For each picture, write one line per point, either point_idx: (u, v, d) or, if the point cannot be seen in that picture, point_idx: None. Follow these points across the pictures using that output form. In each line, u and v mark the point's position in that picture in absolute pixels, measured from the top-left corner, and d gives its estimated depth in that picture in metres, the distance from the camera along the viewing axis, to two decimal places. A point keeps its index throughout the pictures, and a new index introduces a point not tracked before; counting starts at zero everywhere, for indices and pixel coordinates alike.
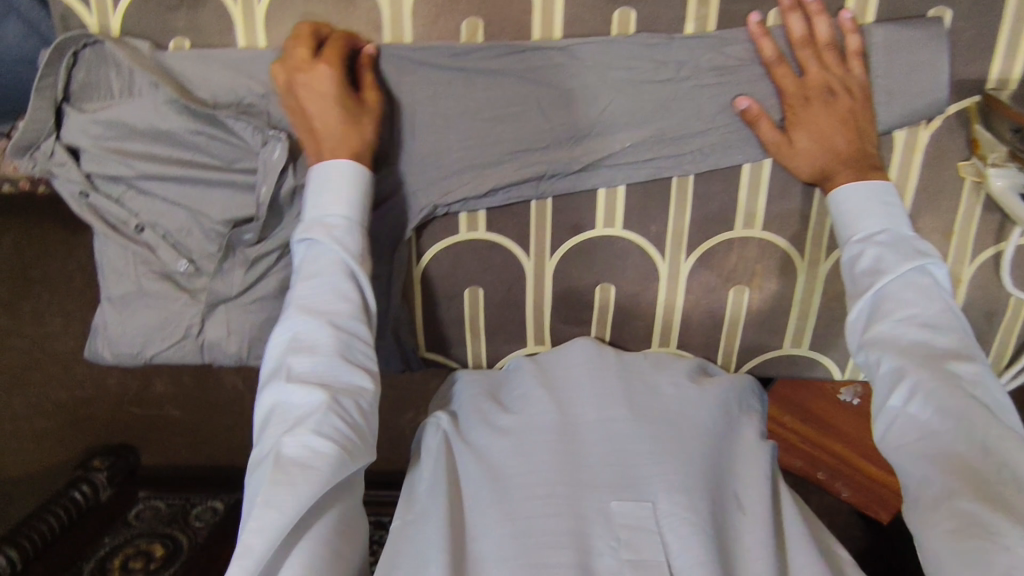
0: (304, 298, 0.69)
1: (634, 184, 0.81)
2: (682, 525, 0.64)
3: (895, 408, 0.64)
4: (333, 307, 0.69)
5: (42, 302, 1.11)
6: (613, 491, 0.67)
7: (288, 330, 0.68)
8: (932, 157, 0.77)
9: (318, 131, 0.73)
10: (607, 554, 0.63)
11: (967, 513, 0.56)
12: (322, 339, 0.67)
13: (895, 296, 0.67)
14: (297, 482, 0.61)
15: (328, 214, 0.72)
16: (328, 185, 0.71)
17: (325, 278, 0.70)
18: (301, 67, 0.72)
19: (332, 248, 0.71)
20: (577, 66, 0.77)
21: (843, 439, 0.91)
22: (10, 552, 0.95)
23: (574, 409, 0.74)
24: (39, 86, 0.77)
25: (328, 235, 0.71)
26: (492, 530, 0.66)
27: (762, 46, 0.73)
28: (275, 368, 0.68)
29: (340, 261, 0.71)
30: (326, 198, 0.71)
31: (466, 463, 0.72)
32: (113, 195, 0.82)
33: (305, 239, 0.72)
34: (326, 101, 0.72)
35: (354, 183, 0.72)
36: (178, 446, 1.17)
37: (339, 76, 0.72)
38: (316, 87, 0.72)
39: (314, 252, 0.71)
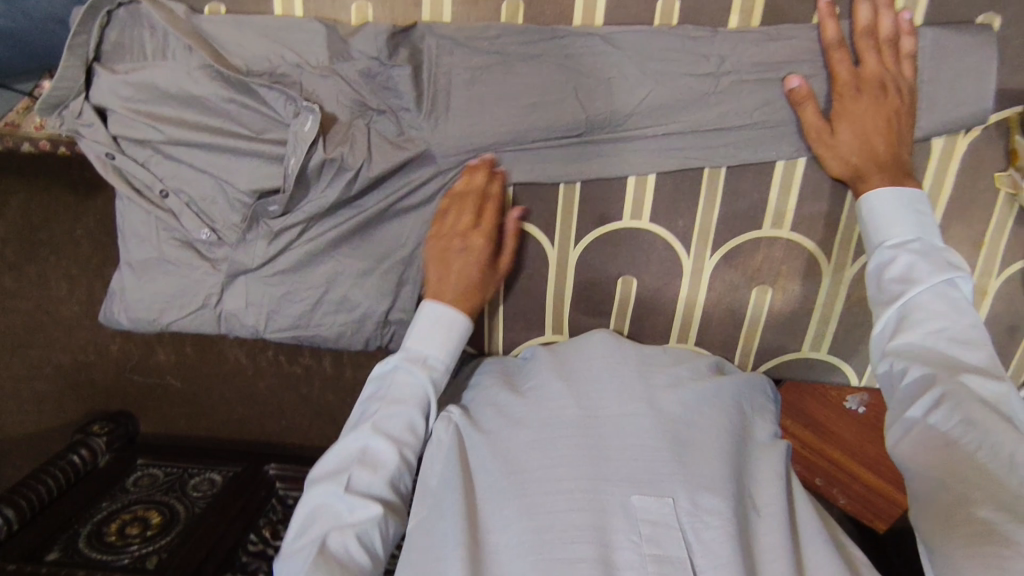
0: (382, 419, 0.74)
1: (664, 176, 0.80)
2: (704, 527, 0.64)
3: (915, 418, 0.62)
4: (402, 433, 0.74)
5: (49, 266, 1.07)
6: (635, 485, 0.66)
7: (361, 442, 0.73)
8: (968, 166, 0.77)
9: (451, 274, 0.79)
10: (628, 547, 0.63)
11: (986, 521, 0.55)
12: (388, 460, 0.72)
13: (925, 306, 0.65)
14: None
15: (428, 353, 0.78)
16: (437, 327, 0.78)
17: (406, 405, 0.75)
18: (464, 215, 0.79)
19: (421, 382, 0.77)
20: (617, 54, 0.76)
21: (842, 447, 0.92)
22: (9, 513, 0.95)
23: (594, 402, 0.73)
24: (72, 43, 0.77)
25: (421, 369, 0.77)
26: (511, 523, 0.66)
27: (827, 27, 0.72)
28: (337, 471, 0.72)
29: (420, 393, 0.76)
30: (432, 338, 0.78)
31: (483, 453, 0.72)
32: (139, 158, 0.82)
33: (392, 365, 0.78)
34: (470, 265, 0.79)
35: (453, 333, 0.78)
36: (183, 415, 1.17)
37: (487, 241, 0.80)
38: (466, 239, 0.79)
39: (402, 378, 0.77)
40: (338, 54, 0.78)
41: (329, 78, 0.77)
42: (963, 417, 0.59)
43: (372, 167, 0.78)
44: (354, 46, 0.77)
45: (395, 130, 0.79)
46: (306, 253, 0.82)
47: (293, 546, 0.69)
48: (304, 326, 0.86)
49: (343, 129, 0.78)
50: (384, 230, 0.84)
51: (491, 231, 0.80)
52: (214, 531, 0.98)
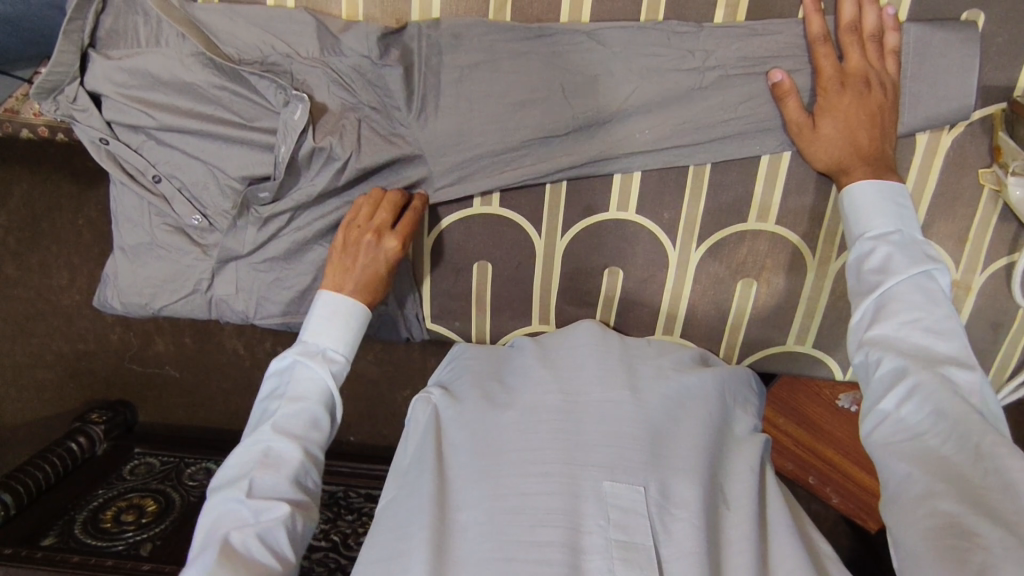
0: (281, 417, 0.72)
1: (650, 169, 0.81)
2: (672, 518, 0.65)
3: (886, 410, 0.63)
4: (305, 430, 0.73)
5: (50, 253, 1.09)
6: (607, 471, 0.66)
7: (260, 443, 0.71)
8: (952, 162, 0.77)
9: (358, 264, 0.78)
10: (596, 532, 0.63)
11: (946, 513, 0.55)
12: (291, 458, 0.70)
13: (901, 295, 0.66)
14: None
15: (326, 346, 0.77)
16: (334, 318, 0.77)
17: (305, 402, 0.74)
18: (381, 218, 0.78)
19: (320, 375, 0.76)
20: (603, 50, 0.77)
21: (836, 445, 0.94)
22: (5, 497, 0.96)
23: (574, 387, 0.74)
24: (67, 29, 0.78)
25: (320, 365, 0.76)
26: (482, 503, 0.66)
27: (811, 21, 0.73)
28: (238, 477, 0.69)
29: (321, 387, 0.75)
30: (329, 330, 0.77)
31: (461, 436, 0.73)
32: (133, 144, 0.83)
33: (291, 362, 0.76)
34: (378, 261, 0.78)
35: (351, 322, 0.78)
36: (177, 403, 1.18)
37: (400, 246, 0.79)
38: (379, 239, 0.78)
39: (300, 374, 0.76)
40: (328, 45, 0.78)
41: (318, 69, 0.78)
42: (930, 410, 0.60)
43: (360, 159, 0.79)
44: (346, 40, 0.78)
45: (383, 119, 0.80)
46: (294, 242, 0.83)
47: (192, 560, 0.65)
48: (293, 314, 0.87)
49: (333, 119, 0.79)
50: None
51: (404, 237, 0.79)
52: None
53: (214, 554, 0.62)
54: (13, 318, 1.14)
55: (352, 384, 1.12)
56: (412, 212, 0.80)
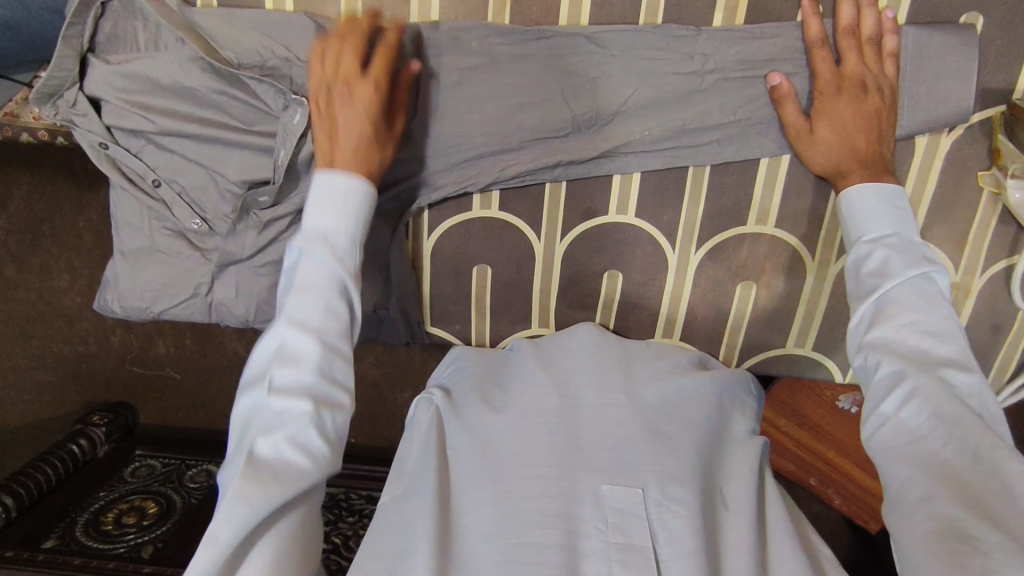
0: (294, 309, 0.66)
1: (649, 173, 0.81)
2: (672, 516, 0.65)
3: (886, 413, 0.63)
4: (321, 323, 0.66)
5: (50, 256, 1.10)
6: (605, 474, 0.67)
7: (276, 338, 0.65)
8: (951, 165, 0.77)
9: (339, 126, 0.70)
10: (594, 535, 0.63)
11: (945, 517, 0.55)
12: (309, 353, 0.64)
13: (898, 298, 0.66)
14: (266, 489, 0.59)
15: (330, 228, 0.68)
16: (335, 198, 0.68)
17: (317, 292, 0.66)
18: (347, 70, 0.70)
19: (329, 263, 0.67)
20: (602, 54, 0.77)
21: (837, 447, 0.96)
22: (8, 501, 0.96)
23: (573, 391, 0.74)
24: (66, 34, 0.78)
25: (326, 249, 0.67)
26: (483, 507, 0.66)
27: (809, 25, 0.73)
28: (261, 374, 0.65)
29: (333, 275, 0.67)
30: (332, 210, 0.68)
31: (461, 440, 0.73)
32: (132, 148, 0.83)
33: (298, 249, 0.68)
34: (358, 118, 0.70)
35: (357, 200, 0.69)
36: (178, 405, 1.18)
37: (378, 95, 0.70)
38: (353, 97, 0.70)
39: (309, 263, 0.68)
40: None
41: None
42: (929, 412, 0.60)
43: None
44: None
45: None
46: None
47: (232, 456, 0.64)
48: None
49: None
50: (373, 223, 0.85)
51: (380, 81, 0.70)
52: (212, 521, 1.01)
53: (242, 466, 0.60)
54: (13, 321, 1.14)
55: (352, 386, 1.12)
56: (386, 53, 0.71)
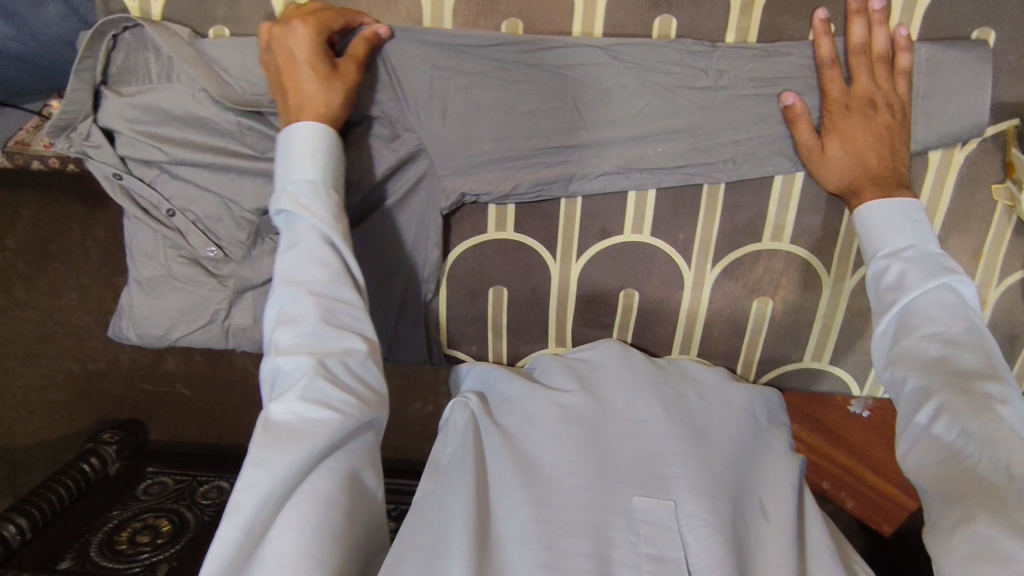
0: (285, 269, 0.66)
1: (665, 191, 0.81)
2: (702, 525, 0.64)
3: (921, 426, 0.62)
4: (312, 275, 0.66)
5: (57, 277, 1.10)
6: (635, 487, 0.67)
7: (276, 303, 0.66)
8: (965, 178, 0.78)
9: (285, 78, 0.72)
10: (627, 547, 0.63)
11: (983, 538, 0.54)
12: (305, 308, 0.64)
13: (923, 312, 0.66)
14: (283, 447, 0.59)
15: (294, 180, 0.69)
16: (301, 151, 0.69)
17: (302, 247, 0.67)
18: (281, 24, 0.72)
19: (303, 216, 0.67)
20: (615, 74, 0.77)
21: (850, 451, 0.91)
22: (20, 521, 0.93)
23: (604, 401, 0.75)
24: (78, 67, 0.78)
25: (295, 202, 0.68)
26: (520, 510, 0.65)
27: (821, 44, 0.74)
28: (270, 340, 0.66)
29: (314, 227, 0.67)
30: (297, 163, 0.69)
31: (495, 444, 0.73)
32: (146, 178, 0.83)
33: (282, 212, 0.69)
34: (293, 62, 0.71)
35: (319, 147, 0.70)
36: (189, 423, 1.15)
37: (310, 33, 0.71)
38: (286, 43, 0.71)
39: (291, 224, 0.68)
40: None
41: None
42: (962, 428, 0.59)
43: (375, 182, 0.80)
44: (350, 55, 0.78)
45: (395, 141, 0.80)
46: None
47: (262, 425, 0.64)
48: None
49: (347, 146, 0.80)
50: (390, 245, 0.85)
51: (310, 19, 0.71)
52: None
53: (259, 436, 0.60)
54: (19, 343, 1.13)
55: None
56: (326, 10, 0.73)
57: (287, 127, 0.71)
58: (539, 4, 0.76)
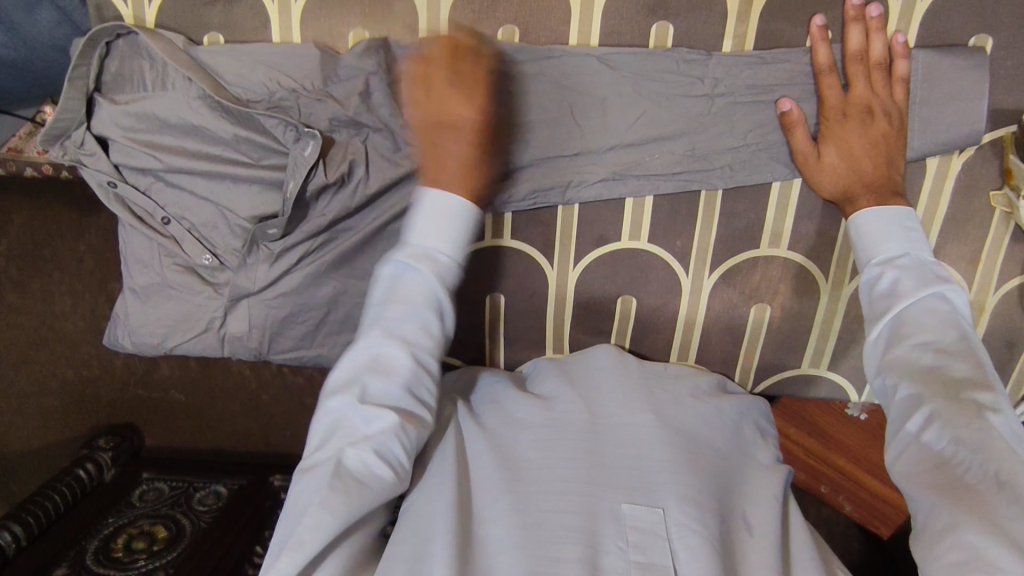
0: (391, 322, 0.69)
1: (661, 198, 0.81)
2: (691, 534, 0.63)
3: (910, 434, 0.62)
4: (415, 338, 0.69)
5: (51, 282, 1.05)
6: (625, 494, 0.66)
7: (371, 347, 0.68)
8: (963, 184, 0.77)
9: (444, 159, 0.70)
10: (615, 554, 0.63)
11: (972, 546, 0.53)
12: (400, 366, 0.68)
13: (914, 320, 0.65)
14: (350, 495, 0.61)
15: (430, 245, 0.70)
16: (439, 215, 0.70)
17: (415, 307, 0.69)
18: (450, 99, 0.68)
19: (426, 279, 0.70)
20: (610, 81, 0.77)
21: (847, 455, 0.94)
22: (16, 529, 0.92)
23: (597, 408, 0.75)
24: (72, 75, 0.78)
25: (424, 267, 0.70)
26: (505, 519, 0.65)
27: (818, 51, 0.73)
28: (351, 379, 0.68)
29: (430, 292, 0.70)
30: (434, 228, 0.70)
31: (481, 450, 0.72)
32: (141, 186, 0.83)
33: (403, 264, 0.70)
34: (459, 144, 0.70)
35: (458, 218, 0.70)
36: (181, 429, 1.12)
37: (479, 117, 0.69)
38: (456, 125, 0.69)
39: (408, 278, 0.70)
40: (331, 77, 0.78)
41: (324, 101, 0.78)
42: (952, 436, 0.59)
43: (370, 185, 0.80)
44: (345, 63, 0.78)
45: (391, 146, 0.80)
46: (307, 275, 0.83)
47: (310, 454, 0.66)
48: (306, 348, 0.87)
49: (342, 149, 0.79)
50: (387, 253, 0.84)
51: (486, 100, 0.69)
52: (225, 540, 0.96)
53: (327, 475, 0.62)
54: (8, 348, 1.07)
55: None
56: (473, 61, 0.69)
57: (437, 198, 0.70)
58: (536, 10, 0.76)
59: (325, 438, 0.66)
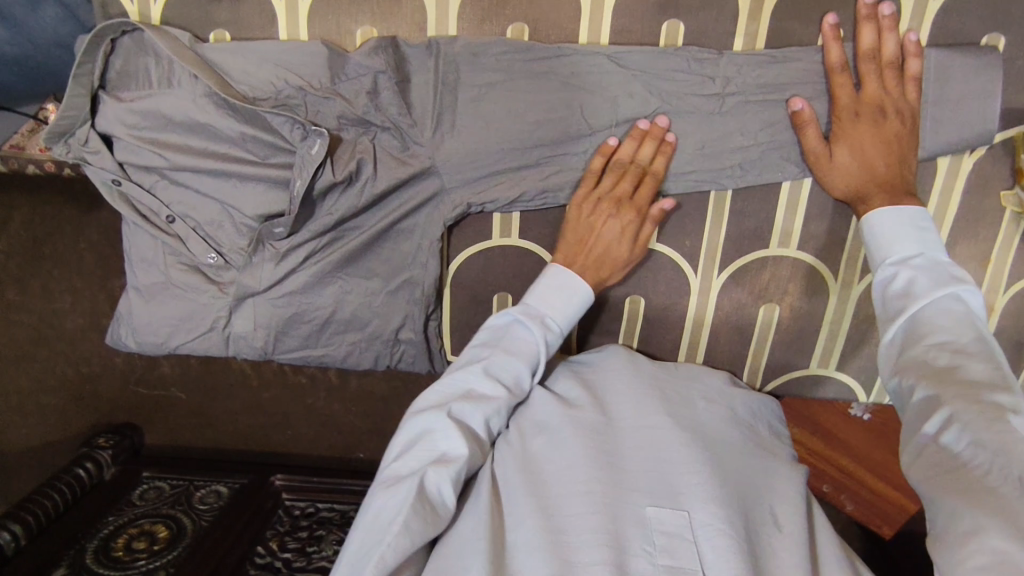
0: (495, 366, 0.73)
1: (671, 197, 0.81)
2: (718, 535, 0.63)
3: (929, 436, 0.61)
4: (511, 388, 0.73)
5: (50, 280, 1.02)
6: (649, 497, 0.66)
7: (471, 381, 0.72)
8: (974, 185, 0.77)
9: (589, 245, 0.78)
10: (642, 556, 0.62)
11: (996, 550, 0.52)
12: (493, 408, 0.71)
13: (931, 321, 0.65)
14: (430, 513, 0.63)
15: (545, 312, 0.77)
16: (562, 290, 0.77)
17: (521, 360, 0.74)
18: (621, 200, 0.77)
19: (536, 340, 0.76)
20: (621, 79, 0.77)
21: (850, 454, 0.87)
22: (14, 527, 0.91)
23: (614, 412, 0.74)
24: (76, 74, 0.77)
25: (535, 326, 0.75)
26: (530, 522, 0.64)
27: (830, 50, 0.73)
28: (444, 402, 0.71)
29: (535, 352, 0.75)
30: (554, 300, 0.77)
31: (502, 456, 0.72)
32: (146, 184, 0.83)
33: (516, 319, 0.76)
34: (605, 238, 0.78)
35: (577, 303, 0.78)
36: (181, 426, 1.10)
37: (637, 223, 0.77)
38: (617, 223, 0.77)
39: (518, 334, 0.76)
40: (339, 74, 0.78)
41: (331, 99, 0.77)
42: (972, 438, 0.58)
43: (378, 184, 0.79)
44: (354, 61, 0.77)
45: (399, 145, 0.79)
46: (313, 275, 0.82)
47: (392, 469, 0.67)
48: (312, 348, 0.87)
49: (349, 148, 0.79)
50: (395, 252, 0.84)
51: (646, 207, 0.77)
52: (227, 537, 0.95)
53: (413, 487, 0.63)
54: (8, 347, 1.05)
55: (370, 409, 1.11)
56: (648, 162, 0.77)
57: (569, 277, 0.78)
58: (546, 8, 0.76)
59: (407, 455, 0.68)
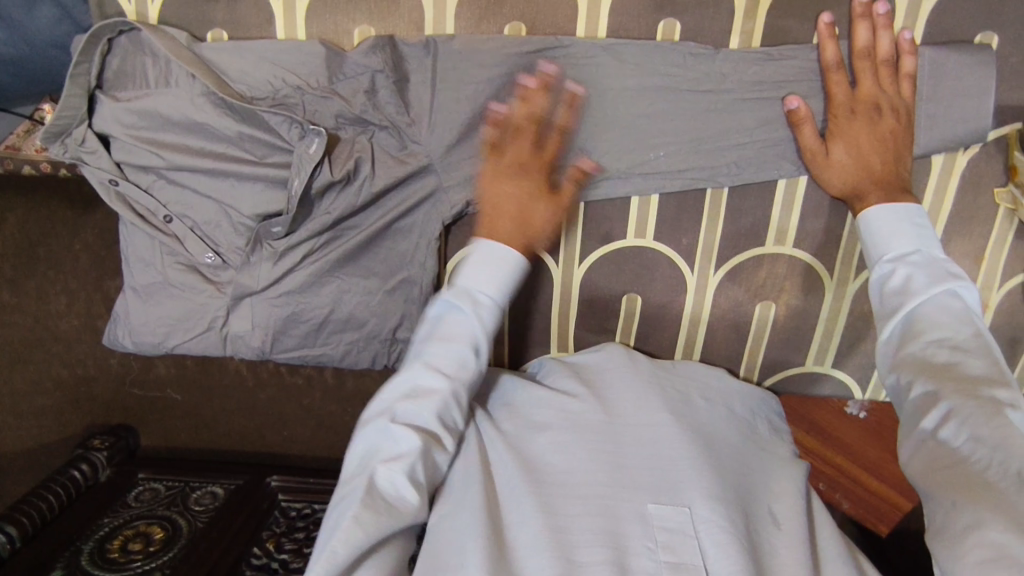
0: (432, 353, 0.71)
1: (668, 195, 0.81)
2: (718, 529, 0.63)
3: (926, 431, 0.62)
4: (454, 371, 0.71)
5: (43, 279, 1.01)
6: (650, 494, 0.67)
7: (410, 376, 0.70)
8: (968, 182, 0.78)
9: (500, 206, 0.76)
10: (644, 554, 0.63)
11: (995, 543, 0.53)
12: (435, 395, 0.69)
13: (927, 318, 0.66)
14: (380, 512, 0.62)
15: (477, 289, 0.74)
16: (493, 264, 0.74)
17: (456, 343, 0.72)
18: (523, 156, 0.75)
19: (471, 321, 0.73)
20: (618, 78, 0.77)
21: (847, 451, 0.86)
22: (10, 530, 0.91)
23: (613, 408, 0.75)
24: (73, 72, 0.77)
25: (469, 308, 0.73)
26: (531, 521, 0.64)
27: (826, 48, 0.73)
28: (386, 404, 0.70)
29: (471, 331, 0.73)
30: (487, 275, 0.74)
31: (499, 453, 0.72)
32: (143, 184, 0.83)
33: (451, 303, 0.74)
34: (521, 196, 0.75)
35: (511, 273, 0.75)
36: (177, 427, 1.10)
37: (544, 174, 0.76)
38: (525, 177, 0.75)
39: (452, 318, 0.73)
40: (337, 73, 0.78)
41: (329, 98, 0.78)
42: (971, 434, 0.59)
43: (376, 182, 0.79)
44: (351, 60, 0.77)
45: (397, 144, 0.80)
46: (311, 274, 0.82)
47: (346, 478, 0.67)
48: (310, 347, 0.87)
49: (346, 147, 0.79)
50: (393, 251, 0.84)
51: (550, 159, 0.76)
52: (222, 540, 0.94)
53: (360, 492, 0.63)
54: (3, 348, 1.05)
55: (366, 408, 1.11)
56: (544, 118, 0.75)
57: (484, 243, 0.75)
58: (543, 5, 0.76)
59: (360, 461, 0.68)
